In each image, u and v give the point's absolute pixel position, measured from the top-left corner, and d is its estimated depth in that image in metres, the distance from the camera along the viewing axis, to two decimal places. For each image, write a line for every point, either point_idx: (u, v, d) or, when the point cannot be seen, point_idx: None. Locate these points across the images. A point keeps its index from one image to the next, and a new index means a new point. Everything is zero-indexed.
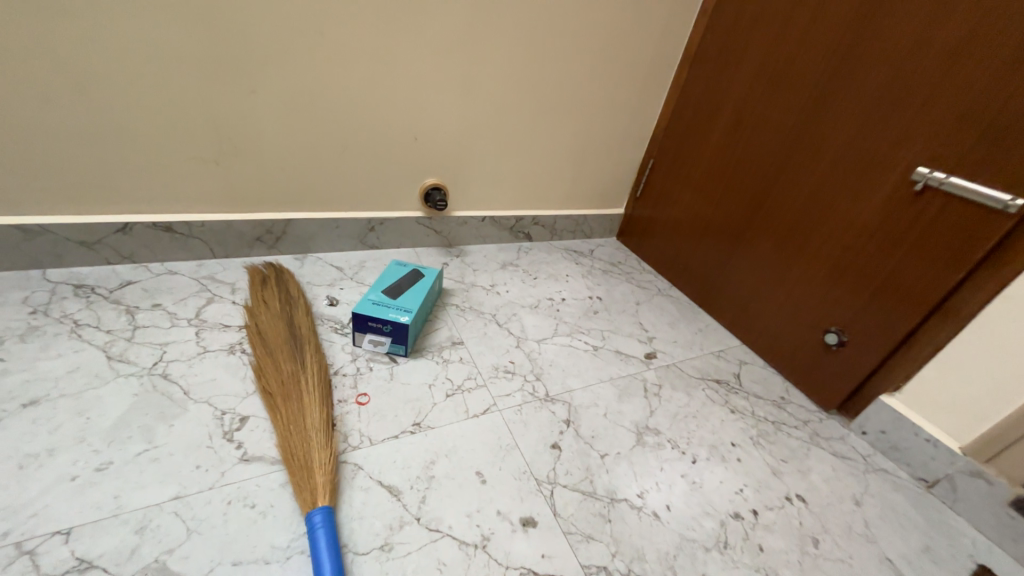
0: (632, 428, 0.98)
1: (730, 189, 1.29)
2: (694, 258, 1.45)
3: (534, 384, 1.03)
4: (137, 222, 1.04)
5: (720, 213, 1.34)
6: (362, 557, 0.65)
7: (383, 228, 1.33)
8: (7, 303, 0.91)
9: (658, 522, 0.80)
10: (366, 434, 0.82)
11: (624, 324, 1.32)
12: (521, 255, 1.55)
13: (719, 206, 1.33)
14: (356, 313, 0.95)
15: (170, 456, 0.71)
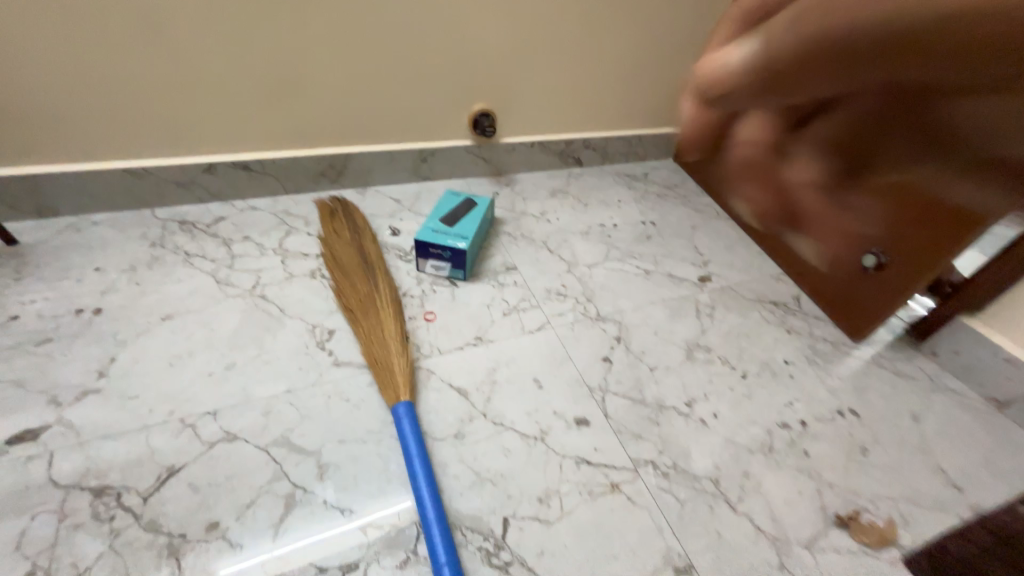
0: (683, 344, 1.01)
1: None
2: None
3: (586, 304, 1.07)
4: (220, 162, 1.15)
5: None
6: (440, 441, 0.77)
7: (434, 159, 1.36)
8: (132, 238, 1.06)
9: (704, 427, 0.85)
10: (436, 345, 0.92)
11: (678, 248, 1.31)
12: (571, 181, 1.53)
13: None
14: (418, 239, 1.03)
15: (279, 359, 0.85)
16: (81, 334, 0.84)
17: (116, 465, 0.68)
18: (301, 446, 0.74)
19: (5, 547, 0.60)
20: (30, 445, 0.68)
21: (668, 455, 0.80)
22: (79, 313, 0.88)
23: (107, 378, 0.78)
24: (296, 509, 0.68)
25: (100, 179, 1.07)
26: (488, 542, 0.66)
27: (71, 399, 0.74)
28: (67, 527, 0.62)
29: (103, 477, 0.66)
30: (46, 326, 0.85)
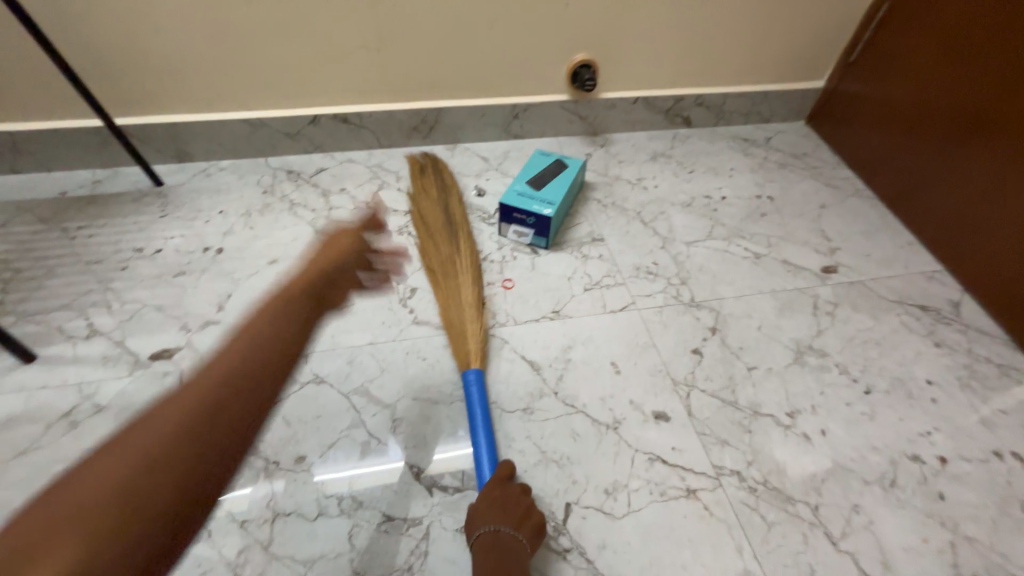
0: (791, 345, 0.87)
1: (1004, 45, 0.94)
2: (904, 151, 1.15)
3: (679, 287, 0.96)
4: (323, 114, 1.19)
5: (972, 83, 1.00)
6: (508, 413, 0.75)
7: (526, 115, 1.29)
8: (249, 185, 1.16)
9: (808, 444, 0.74)
10: (512, 314, 0.90)
11: (799, 230, 1.11)
12: (676, 144, 1.36)
13: (981, 68, 0.98)
14: (502, 203, 0.98)
15: (364, 311, 0.89)
16: (206, 270, 0.95)
17: None
18: (378, 398, 0.77)
19: None
20: (166, 362, 0.79)
21: (758, 469, 0.70)
22: (206, 251, 0.99)
23: (225, 312, 0.88)
24: (371, 453, 0.72)
25: (225, 127, 1.17)
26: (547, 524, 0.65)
27: (198, 327, 0.85)
28: None
29: None
30: (181, 260, 0.97)
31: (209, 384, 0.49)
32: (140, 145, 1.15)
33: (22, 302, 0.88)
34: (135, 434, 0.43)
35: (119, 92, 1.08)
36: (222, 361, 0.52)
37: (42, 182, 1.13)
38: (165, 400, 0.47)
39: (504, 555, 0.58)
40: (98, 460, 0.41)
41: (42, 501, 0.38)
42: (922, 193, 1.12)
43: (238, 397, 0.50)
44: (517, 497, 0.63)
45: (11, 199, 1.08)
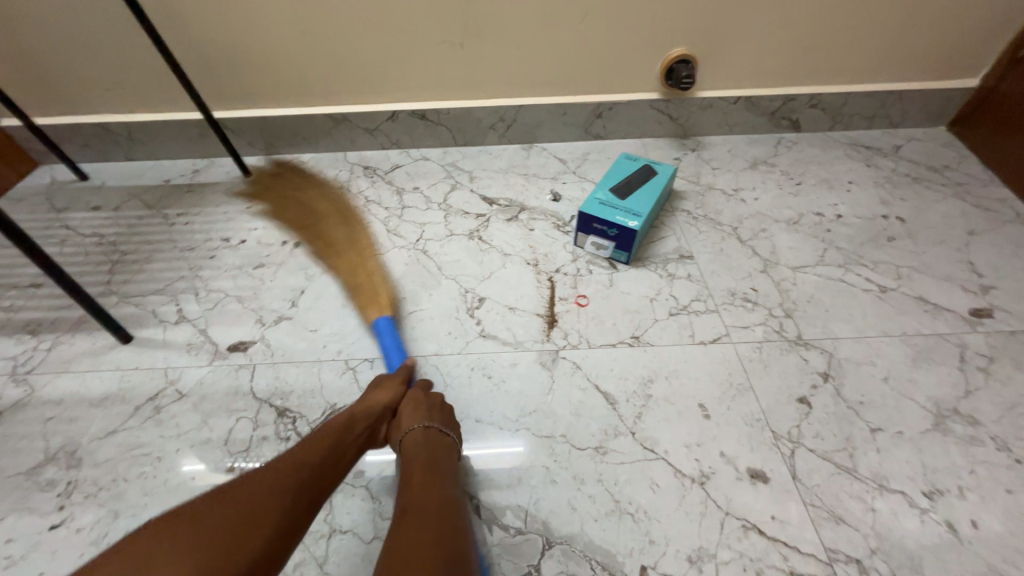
0: (929, 405, 0.71)
1: None
2: None
3: (782, 320, 0.83)
4: (402, 110, 1.18)
5: None
6: (578, 450, 0.68)
7: (611, 114, 1.20)
8: (328, 179, 1.18)
9: (953, 537, 0.59)
10: (585, 336, 0.82)
11: (939, 261, 0.92)
12: (781, 150, 1.19)
13: None
14: (582, 212, 0.90)
15: (431, 319, 0.86)
16: (283, 264, 0.97)
17: (296, 390, 0.76)
18: None
19: (218, 440, 0.70)
20: (240, 355, 0.81)
21: (883, 560, 0.58)
22: (284, 244, 1.01)
23: (296, 308, 0.88)
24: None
25: (310, 122, 1.19)
26: None
27: (272, 322, 0.86)
28: (258, 436, 0.71)
29: (286, 399, 0.75)
30: (261, 252, 0.99)
31: (292, 474, 0.54)
32: (234, 137, 1.20)
33: (124, 284, 0.95)
34: (230, 503, 0.48)
35: (217, 86, 1.12)
36: (300, 454, 0.57)
37: (149, 169, 1.22)
38: (261, 475, 0.53)
39: (419, 448, 0.61)
40: (189, 517, 0.46)
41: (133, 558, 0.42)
42: None
43: (304, 489, 0.54)
44: (424, 400, 0.67)
45: (123, 184, 1.18)
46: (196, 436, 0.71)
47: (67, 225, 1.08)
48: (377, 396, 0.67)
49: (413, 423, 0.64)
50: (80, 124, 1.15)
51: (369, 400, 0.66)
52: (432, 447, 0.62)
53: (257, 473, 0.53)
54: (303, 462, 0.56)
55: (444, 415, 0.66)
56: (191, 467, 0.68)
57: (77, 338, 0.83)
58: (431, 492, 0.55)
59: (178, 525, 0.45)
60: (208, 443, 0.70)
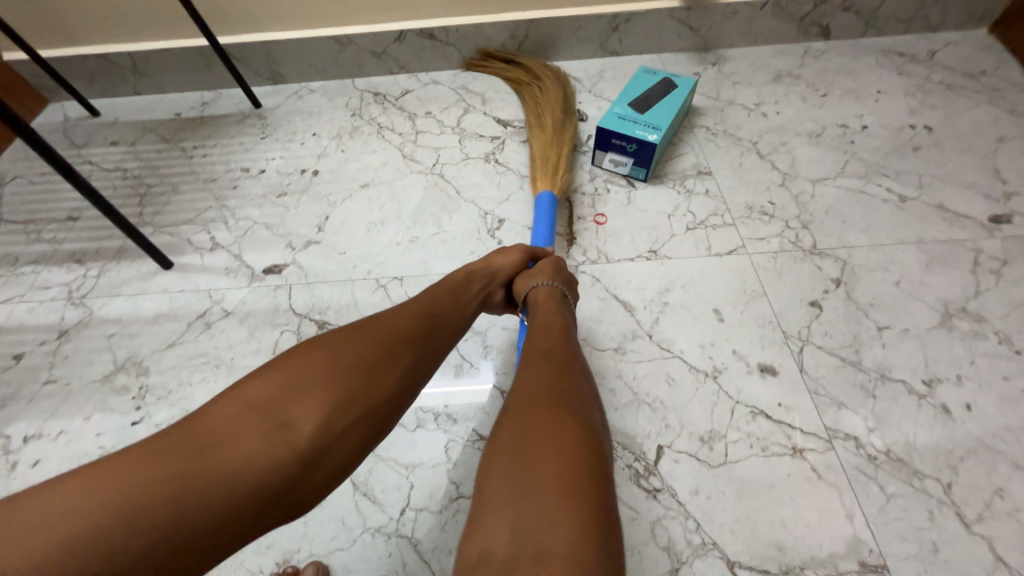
0: (937, 306, 0.74)
1: None
2: None
3: (798, 231, 0.84)
4: (410, 29, 1.13)
5: None
6: (599, 351, 0.73)
7: (628, 27, 1.14)
8: (339, 107, 1.16)
9: (946, 418, 0.65)
10: (604, 252, 0.85)
11: (964, 169, 0.91)
12: (807, 60, 1.14)
13: None
14: (601, 127, 0.89)
15: (453, 240, 0.88)
16: (305, 191, 0.98)
17: (332, 306, 0.81)
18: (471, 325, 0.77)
19: (267, 350, 0.77)
20: (276, 277, 0.85)
21: (880, 437, 0.63)
22: (304, 173, 1.02)
23: (323, 233, 0.91)
24: (454, 404, 0.71)
25: (315, 46, 1.15)
26: (638, 463, 0.64)
27: (302, 246, 0.89)
28: None
29: (324, 314, 0.80)
30: (282, 182, 1.01)
31: (417, 322, 0.55)
32: (240, 66, 1.18)
33: (155, 215, 0.98)
34: (362, 338, 0.50)
35: (219, 9, 1.08)
36: (423, 306, 0.58)
37: (158, 103, 1.20)
38: (389, 322, 0.53)
39: (549, 301, 0.65)
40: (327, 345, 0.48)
41: (285, 371, 0.46)
42: None
43: (426, 336, 0.55)
44: (547, 268, 0.69)
45: (136, 119, 1.17)
46: (246, 347, 0.77)
47: (89, 161, 1.10)
48: (498, 260, 0.69)
49: (540, 280, 0.67)
50: (85, 57, 1.13)
51: (490, 263, 0.68)
52: (561, 307, 0.65)
53: (390, 318, 0.54)
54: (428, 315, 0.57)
55: (568, 283, 0.70)
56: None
57: (122, 264, 0.88)
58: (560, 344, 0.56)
59: (320, 354, 0.48)
60: (258, 353, 0.76)
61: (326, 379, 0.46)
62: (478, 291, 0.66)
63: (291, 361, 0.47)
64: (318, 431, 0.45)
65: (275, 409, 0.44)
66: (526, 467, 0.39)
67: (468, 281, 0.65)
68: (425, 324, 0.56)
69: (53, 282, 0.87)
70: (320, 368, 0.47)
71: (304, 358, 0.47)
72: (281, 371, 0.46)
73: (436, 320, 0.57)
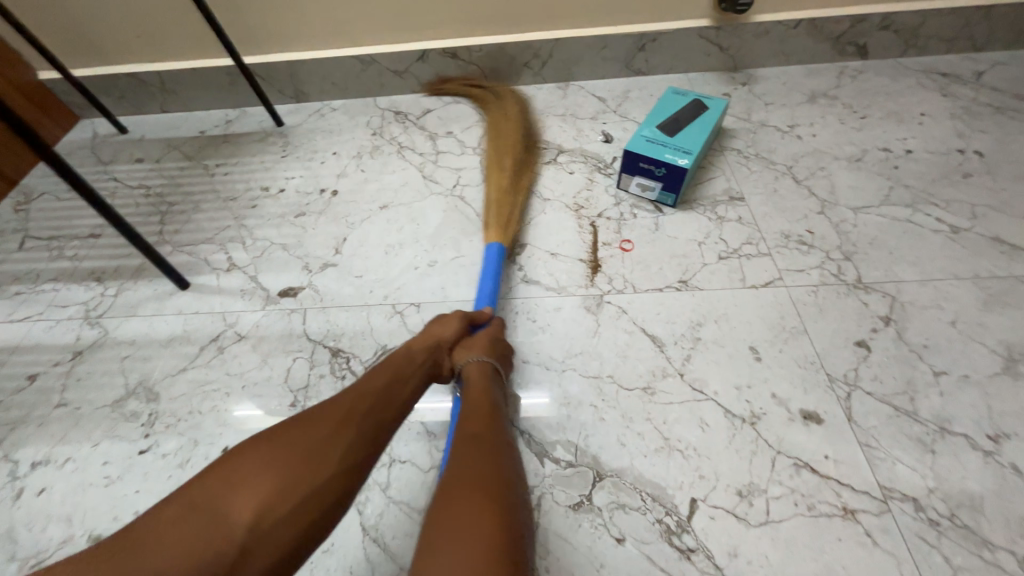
0: (1000, 350, 0.68)
1: None
2: None
3: (841, 264, 0.79)
4: (433, 49, 1.12)
5: None
6: (626, 390, 0.68)
7: (655, 46, 1.11)
8: (360, 126, 1.16)
9: (1019, 480, 0.58)
10: (630, 281, 0.81)
11: (1021, 199, 0.84)
12: (844, 80, 1.09)
13: None
14: (628, 151, 0.86)
15: (472, 265, 0.85)
16: (323, 212, 0.97)
17: (346, 332, 0.78)
18: None
19: (279, 377, 0.74)
20: (291, 301, 0.83)
21: (942, 499, 0.57)
22: (323, 193, 1.01)
23: (340, 255, 0.89)
24: None
25: (339, 65, 1.15)
26: (670, 519, 0.58)
27: (318, 269, 0.87)
28: (315, 375, 0.74)
29: (338, 341, 0.77)
30: (301, 202, 1.00)
31: (358, 403, 0.52)
32: (264, 84, 1.18)
33: (175, 234, 0.97)
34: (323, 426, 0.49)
35: (246, 30, 1.10)
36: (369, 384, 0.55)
37: (184, 121, 1.22)
38: (336, 404, 0.51)
39: (485, 378, 0.61)
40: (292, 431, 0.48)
41: (224, 475, 0.44)
42: None
43: (373, 418, 0.52)
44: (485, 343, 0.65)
45: (161, 136, 1.19)
46: (258, 374, 0.74)
47: (115, 178, 1.11)
48: (438, 332, 0.64)
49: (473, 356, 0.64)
50: (116, 76, 1.15)
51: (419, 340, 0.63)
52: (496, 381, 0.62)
53: (333, 400, 0.52)
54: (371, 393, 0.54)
55: (505, 356, 0.67)
56: (244, 412, 0.71)
57: (139, 284, 0.87)
58: (494, 425, 0.55)
59: (257, 451, 0.45)
60: (269, 380, 0.74)
61: (274, 482, 0.44)
62: (422, 368, 0.61)
63: (234, 458, 0.45)
64: (257, 535, 0.42)
65: (196, 522, 0.41)
66: (436, 540, 0.41)
67: (410, 357, 0.61)
68: (368, 403, 0.53)
69: (71, 299, 0.86)
70: (261, 470, 0.44)
71: (244, 458, 0.45)
72: (220, 472, 0.44)
73: (382, 399, 0.54)
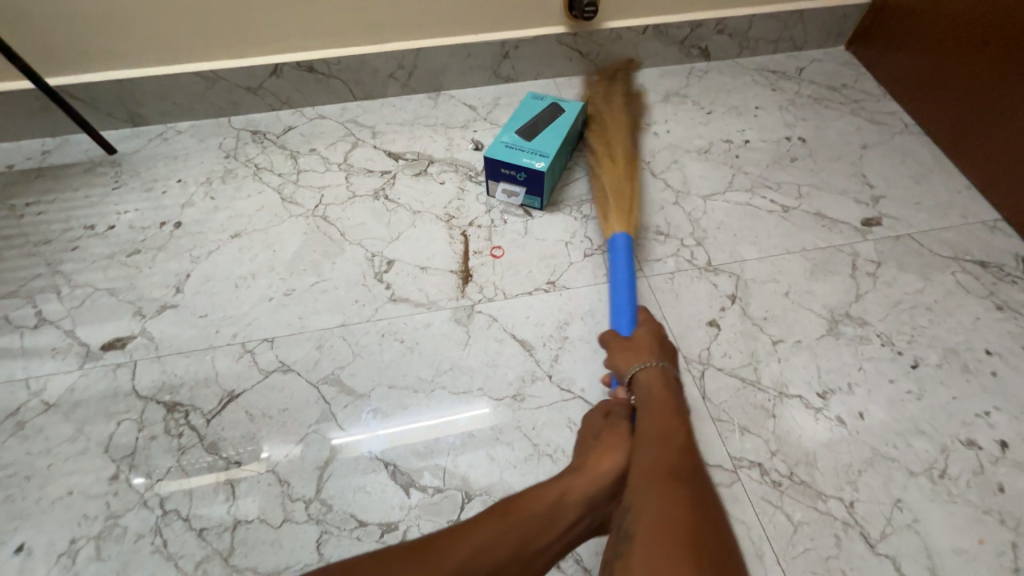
0: (824, 313, 0.75)
1: None
2: (961, 79, 0.97)
3: (693, 249, 0.84)
4: (285, 63, 1.05)
5: None
6: (496, 401, 0.67)
7: (518, 53, 1.13)
8: (210, 149, 1.05)
9: (843, 430, 0.64)
10: (501, 288, 0.79)
11: (835, 177, 0.96)
12: (691, 80, 1.18)
13: None
14: (488, 158, 0.85)
15: (336, 289, 0.79)
16: (163, 247, 0.86)
17: (185, 381, 0.69)
18: (352, 387, 0.68)
19: (97, 448, 0.62)
20: (118, 354, 0.72)
21: (783, 460, 0.61)
22: (163, 226, 0.90)
23: (182, 294, 0.79)
24: (330, 483, 0.61)
25: (177, 84, 1.04)
26: None
27: (154, 313, 0.77)
28: (145, 437, 0.63)
29: (175, 393, 0.68)
30: (136, 238, 0.88)
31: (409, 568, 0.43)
32: (86, 108, 1.04)
33: None
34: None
35: (51, 48, 0.95)
36: (481, 540, 0.47)
37: None
38: (426, 556, 0.44)
39: (660, 389, 0.57)
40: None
41: None
42: (983, 128, 0.94)
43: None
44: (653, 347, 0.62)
45: None
46: (69, 448, 0.62)
47: None
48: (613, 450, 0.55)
49: (647, 359, 0.60)
50: None
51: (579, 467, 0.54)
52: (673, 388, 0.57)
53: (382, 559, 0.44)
54: (484, 554, 0.46)
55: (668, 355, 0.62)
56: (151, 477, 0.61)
57: None
58: (671, 447, 0.49)
59: None
60: (84, 454, 0.62)
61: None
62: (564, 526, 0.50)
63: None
64: None
65: None
66: None
67: (559, 505, 0.51)
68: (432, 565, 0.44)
69: None
70: None
71: None
72: None
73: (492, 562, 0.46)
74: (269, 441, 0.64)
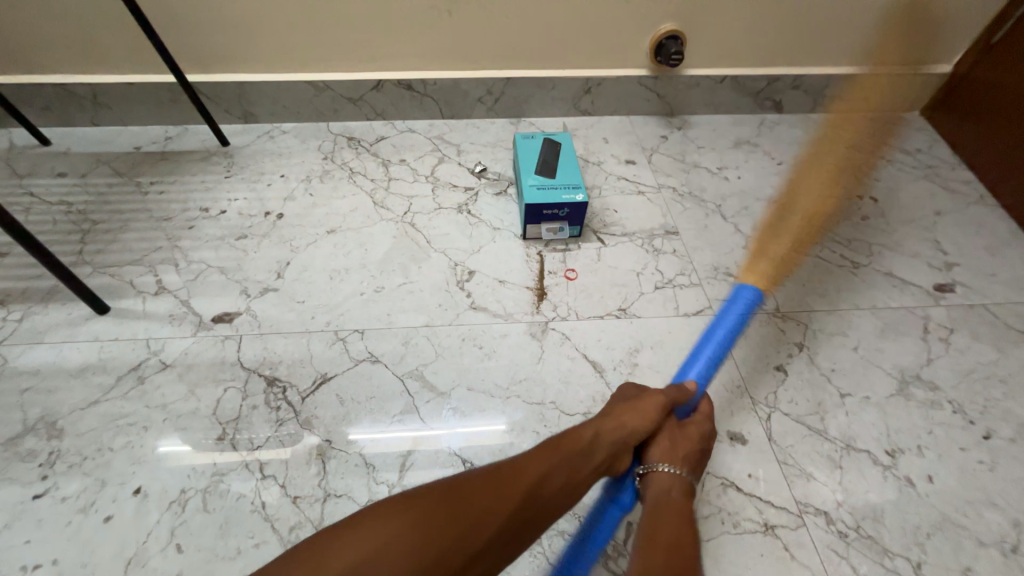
0: (894, 373, 0.76)
1: None
2: None
3: (762, 294, 0.86)
4: (387, 79, 1.15)
5: None
6: (567, 416, 0.72)
7: (599, 90, 1.20)
8: (310, 150, 1.15)
9: (911, 490, 0.65)
10: (574, 308, 0.84)
11: (908, 239, 0.97)
12: (763, 130, 1.21)
13: None
14: (529, 205, 0.87)
15: (420, 291, 0.85)
16: (267, 235, 0.95)
17: (284, 360, 0.75)
18: (434, 385, 0.73)
19: (207, 410, 0.69)
20: (226, 327, 0.79)
21: (849, 512, 0.63)
22: (267, 216, 0.99)
23: (283, 280, 0.87)
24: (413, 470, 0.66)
25: (290, 89, 1.15)
26: (606, 543, 0.61)
27: (258, 293, 0.84)
28: (248, 406, 0.70)
29: (275, 369, 0.74)
30: (243, 224, 0.97)
31: (486, 492, 0.48)
32: (208, 103, 1.16)
33: (97, 254, 0.91)
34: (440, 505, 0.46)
35: (189, 48, 1.07)
36: (542, 468, 0.53)
37: (116, 135, 1.15)
38: (507, 475, 0.50)
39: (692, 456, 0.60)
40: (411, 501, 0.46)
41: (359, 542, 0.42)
42: None
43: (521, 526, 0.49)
44: (692, 441, 0.61)
45: (90, 150, 1.12)
46: (183, 406, 0.70)
47: (33, 193, 1.03)
48: (633, 417, 0.60)
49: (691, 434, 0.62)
50: (39, 86, 1.08)
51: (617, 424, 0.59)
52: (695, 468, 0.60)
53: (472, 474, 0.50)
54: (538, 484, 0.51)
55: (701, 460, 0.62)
56: (361, 433, 0.68)
57: (49, 308, 0.80)
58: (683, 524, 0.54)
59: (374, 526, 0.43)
60: (194, 413, 0.69)
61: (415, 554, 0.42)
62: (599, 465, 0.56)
63: (366, 528, 0.43)
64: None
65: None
66: None
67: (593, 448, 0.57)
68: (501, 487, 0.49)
69: None
70: (410, 529, 0.44)
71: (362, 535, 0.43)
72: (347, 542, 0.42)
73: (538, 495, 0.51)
74: (356, 426, 0.69)
